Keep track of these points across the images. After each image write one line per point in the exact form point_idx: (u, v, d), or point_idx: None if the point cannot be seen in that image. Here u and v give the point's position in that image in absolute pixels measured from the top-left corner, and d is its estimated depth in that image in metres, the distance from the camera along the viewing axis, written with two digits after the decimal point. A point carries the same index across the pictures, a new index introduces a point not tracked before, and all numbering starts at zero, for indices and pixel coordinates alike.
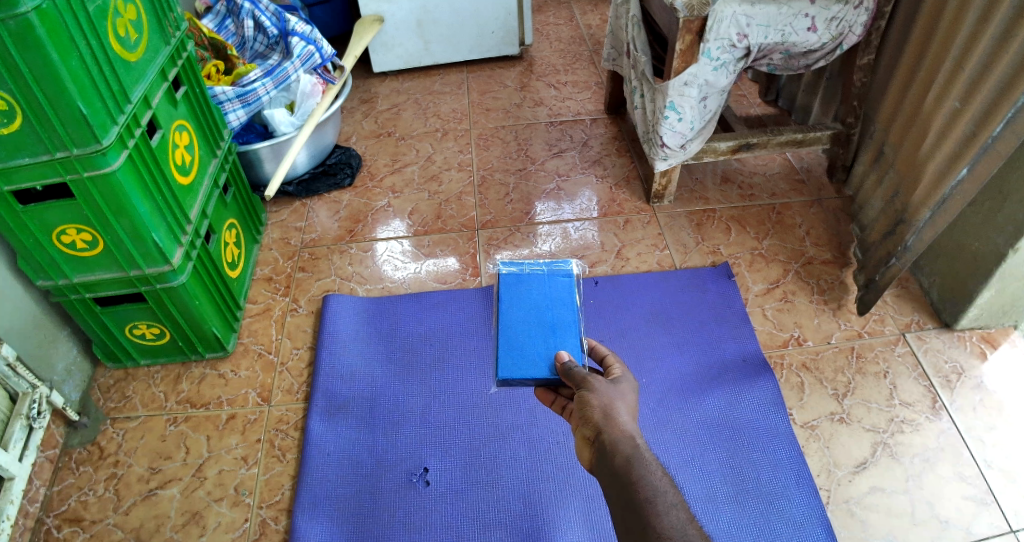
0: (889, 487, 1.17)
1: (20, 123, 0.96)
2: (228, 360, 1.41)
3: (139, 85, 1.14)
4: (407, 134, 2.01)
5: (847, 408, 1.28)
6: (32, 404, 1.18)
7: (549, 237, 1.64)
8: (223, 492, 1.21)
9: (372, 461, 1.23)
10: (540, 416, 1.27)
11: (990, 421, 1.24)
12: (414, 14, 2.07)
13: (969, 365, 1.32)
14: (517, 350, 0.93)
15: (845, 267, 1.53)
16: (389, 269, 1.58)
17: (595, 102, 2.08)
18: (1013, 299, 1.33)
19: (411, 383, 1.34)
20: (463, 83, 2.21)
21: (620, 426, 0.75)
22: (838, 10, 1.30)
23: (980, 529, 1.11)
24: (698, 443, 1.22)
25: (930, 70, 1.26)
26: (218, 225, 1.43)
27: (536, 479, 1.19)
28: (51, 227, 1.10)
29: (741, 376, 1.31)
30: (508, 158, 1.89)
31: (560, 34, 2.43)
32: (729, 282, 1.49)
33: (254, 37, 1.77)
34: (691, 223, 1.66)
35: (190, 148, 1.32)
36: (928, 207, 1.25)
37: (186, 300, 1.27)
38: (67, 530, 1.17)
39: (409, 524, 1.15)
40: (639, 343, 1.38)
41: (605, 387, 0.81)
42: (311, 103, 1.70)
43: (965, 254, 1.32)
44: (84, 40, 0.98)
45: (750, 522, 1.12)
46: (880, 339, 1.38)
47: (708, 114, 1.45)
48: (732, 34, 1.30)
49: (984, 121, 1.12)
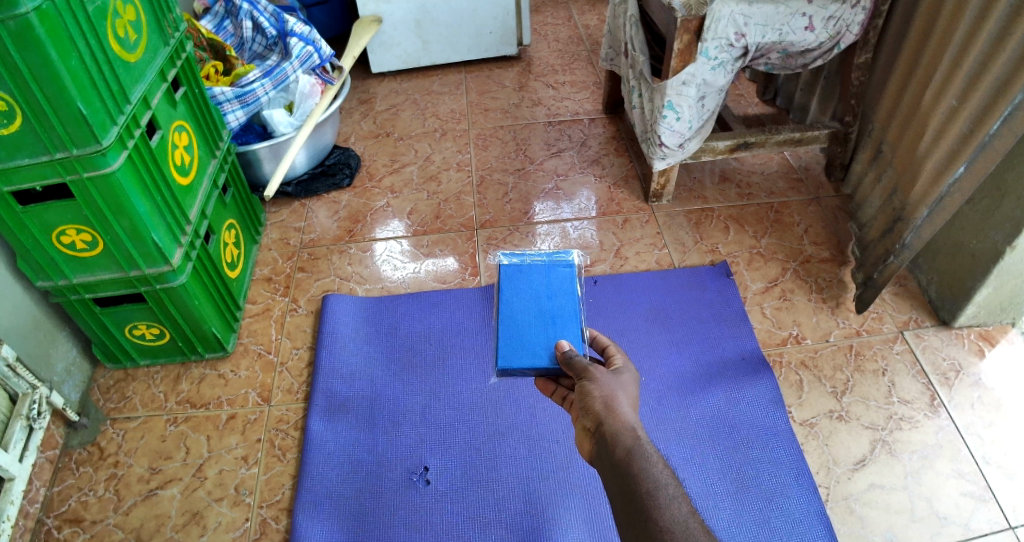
0: (888, 484, 1.17)
1: (20, 123, 0.96)
2: (228, 360, 1.41)
3: (139, 84, 1.14)
4: (406, 134, 2.01)
5: (847, 406, 1.28)
6: (32, 404, 1.18)
7: (548, 237, 1.64)
8: (223, 492, 1.21)
9: (372, 460, 1.23)
10: (539, 414, 1.28)
11: (989, 418, 1.24)
12: (413, 14, 2.08)
13: (967, 363, 1.33)
14: (518, 340, 0.94)
15: (843, 266, 1.53)
16: (388, 269, 1.59)
17: (593, 102, 2.09)
18: (1012, 296, 1.33)
19: (411, 383, 1.34)
20: (462, 83, 2.21)
21: (621, 418, 0.75)
22: (836, 10, 1.31)
23: (980, 525, 1.11)
24: (698, 442, 1.23)
25: (926, 68, 1.27)
26: (218, 225, 1.43)
27: (537, 478, 1.19)
28: (51, 227, 1.10)
29: (741, 375, 1.32)
30: (506, 158, 1.89)
31: (558, 35, 2.44)
32: (728, 281, 1.50)
33: (253, 38, 1.77)
34: (689, 222, 1.66)
35: (190, 149, 1.33)
36: (926, 205, 1.26)
37: (186, 300, 1.27)
38: (67, 530, 1.17)
39: (409, 523, 1.15)
40: (639, 342, 1.38)
41: (606, 378, 0.82)
42: (310, 103, 1.71)
43: (962, 252, 1.33)
44: (84, 40, 0.98)
45: (750, 520, 1.12)
46: (879, 337, 1.39)
47: (706, 113, 1.45)
48: (729, 33, 1.30)
49: (982, 119, 1.12)
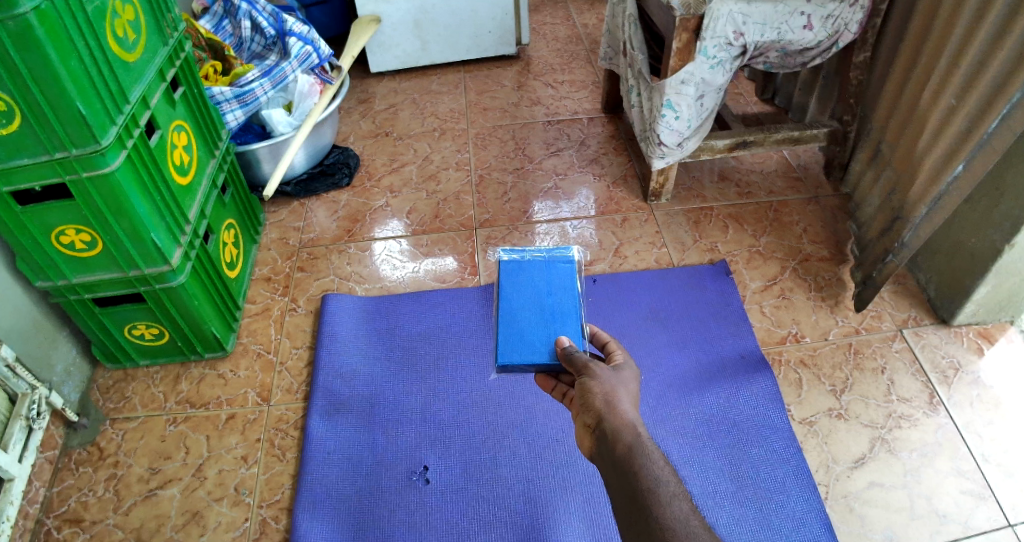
0: (887, 483, 1.17)
1: (19, 123, 0.96)
2: (228, 360, 1.41)
3: (138, 85, 1.14)
4: (405, 134, 2.01)
5: (846, 404, 1.28)
6: (31, 404, 1.18)
7: (547, 236, 1.64)
8: (223, 491, 1.21)
9: (372, 459, 1.23)
10: (539, 413, 1.28)
11: (988, 416, 1.24)
12: (411, 14, 2.07)
13: (966, 361, 1.33)
14: (519, 337, 0.94)
15: (842, 264, 1.53)
16: (387, 269, 1.59)
17: (592, 101, 2.09)
18: (1010, 295, 1.33)
19: (411, 383, 1.34)
20: (460, 82, 2.21)
21: (622, 415, 0.75)
22: (834, 8, 1.31)
23: (979, 523, 1.12)
24: (697, 440, 1.23)
25: (926, 67, 1.27)
26: (217, 226, 1.43)
27: (537, 477, 1.19)
28: (51, 227, 1.10)
29: (741, 374, 1.32)
30: (505, 157, 1.90)
31: (557, 34, 2.44)
32: (727, 280, 1.50)
33: (251, 38, 1.77)
34: (688, 221, 1.66)
35: (189, 149, 1.33)
36: (925, 204, 1.26)
37: (186, 300, 1.27)
38: (67, 530, 1.17)
39: (409, 523, 1.15)
40: (638, 342, 1.38)
41: (607, 375, 0.82)
42: (309, 102, 1.71)
43: (961, 251, 1.33)
44: (83, 40, 0.98)
45: (750, 518, 1.12)
46: (878, 335, 1.39)
47: (705, 111, 1.45)
48: (728, 32, 1.30)
49: (980, 117, 1.12)
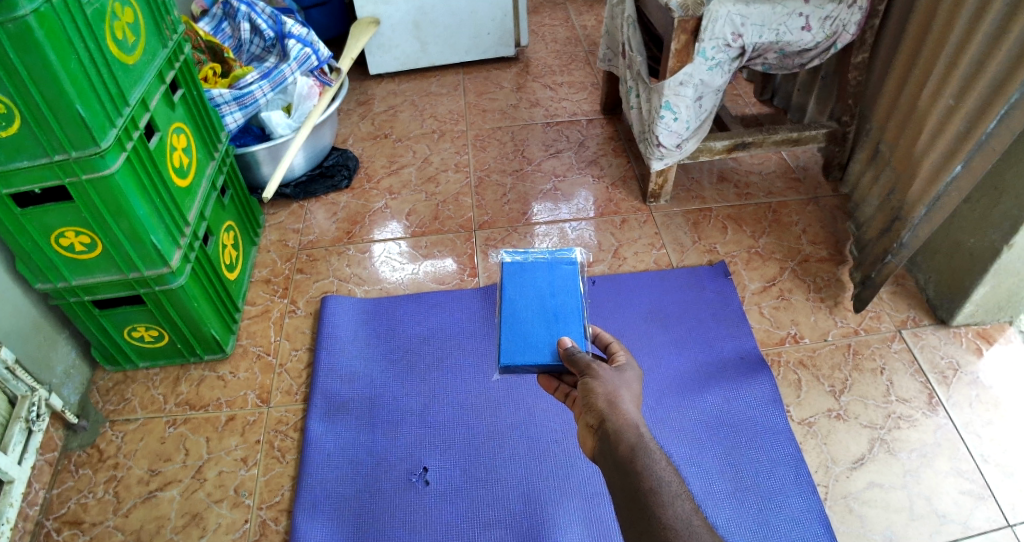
0: (887, 483, 1.17)
1: (19, 125, 0.97)
2: (227, 361, 1.41)
3: (138, 87, 1.14)
4: (404, 136, 2.02)
5: (845, 405, 1.28)
6: (31, 406, 1.18)
7: (546, 237, 1.64)
8: (223, 493, 1.21)
9: (372, 460, 1.23)
10: (538, 414, 1.28)
11: (987, 417, 1.24)
12: (410, 14, 2.07)
13: (965, 361, 1.33)
14: (520, 338, 0.94)
15: (841, 265, 1.53)
16: (387, 270, 1.59)
17: (591, 102, 2.09)
18: (1009, 295, 1.34)
19: (411, 384, 1.34)
20: (460, 84, 2.21)
21: (625, 415, 0.75)
22: (832, 9, 1.31)
23: (978, 523, 1.12)
24: (697, 441, 1.23)
25: (925, 67, 1.27)
26: (217, 227, 1.44)
27: (536, 479, 1.19)
28: (51, 229, 1.10)
29: (741, 375, 1.32)
30: (504, 158, 1.90)
31: (557, 35, 2.45)
32: (726, 281, 1.50)
33: (251, 40, 1.77)
34: (687, 222, 1.67)
35: (189, 151, 1.33)
36: (924, 204, 1.26)
37: (185, 301, 1.27)
38: (67, 532, 1.17)
39: (409, 523, 1.15)
40: (638, 342, 1.38)
41: (610, 375, 0.81)
42: (309, 104, 1.71)
43: (960, 251, 1.33)
44: (82, 42, 0.99)
45: (749, 519, 1.12)
46: (877, 336, 1.39)
47: (703, 113, 1.46)
48: (726, 34, 1.30)
49: (979, 118, 1.13)
